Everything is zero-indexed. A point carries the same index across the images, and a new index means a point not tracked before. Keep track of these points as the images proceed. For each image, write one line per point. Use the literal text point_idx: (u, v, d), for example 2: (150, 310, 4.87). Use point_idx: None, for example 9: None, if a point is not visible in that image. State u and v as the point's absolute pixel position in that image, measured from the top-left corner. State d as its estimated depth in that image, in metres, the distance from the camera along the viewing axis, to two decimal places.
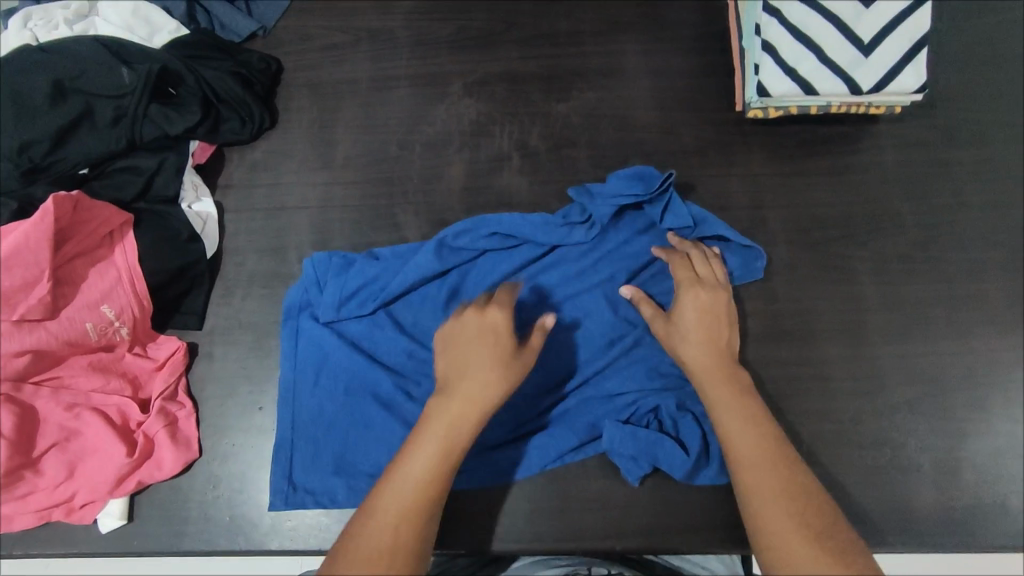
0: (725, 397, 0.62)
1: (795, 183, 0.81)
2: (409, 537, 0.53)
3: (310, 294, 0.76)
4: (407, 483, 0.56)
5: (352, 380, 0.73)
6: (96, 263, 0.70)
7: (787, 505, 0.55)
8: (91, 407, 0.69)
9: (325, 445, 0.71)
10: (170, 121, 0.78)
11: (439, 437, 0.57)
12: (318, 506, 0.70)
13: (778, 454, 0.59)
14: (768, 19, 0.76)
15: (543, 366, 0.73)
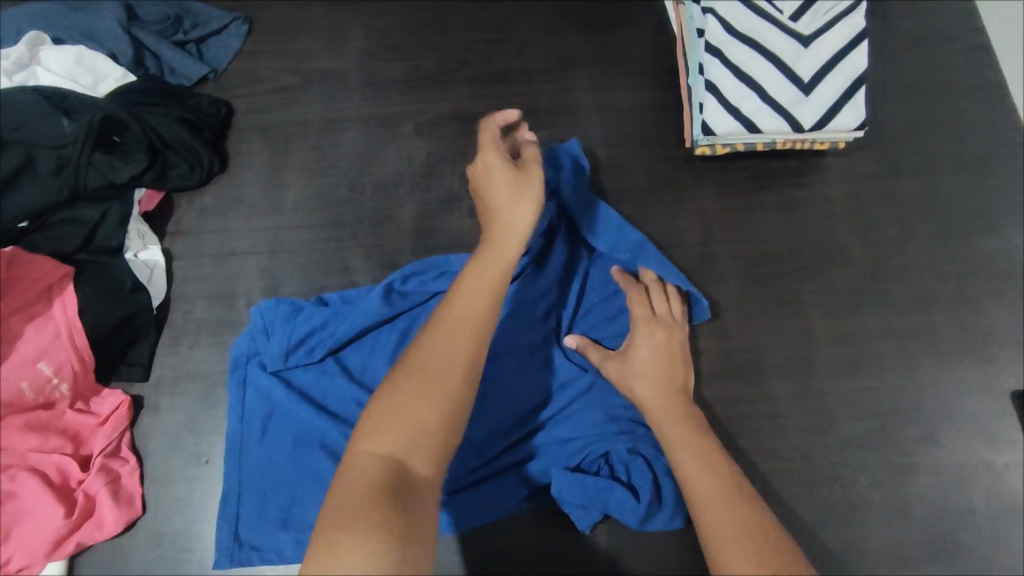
0: (682, 436, 0.60)
1: (744, 218, 0.82)
2: (451, 402, 0.48)
3: (258, 341, 0.75)
4: (461, 305, 0.53)
5: (300, 431, 0.72)
6: (34, 319, 0.70)
7: (745, 541, 0.48)
8: (28, 467, 0.67)
9: (272, 499, 0.70)
10: (114, 169, 0.77)
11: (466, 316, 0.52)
12: (265, 563, 0.69)
13: (735, 488, 0.54)
14: (710, 59, 0.77)
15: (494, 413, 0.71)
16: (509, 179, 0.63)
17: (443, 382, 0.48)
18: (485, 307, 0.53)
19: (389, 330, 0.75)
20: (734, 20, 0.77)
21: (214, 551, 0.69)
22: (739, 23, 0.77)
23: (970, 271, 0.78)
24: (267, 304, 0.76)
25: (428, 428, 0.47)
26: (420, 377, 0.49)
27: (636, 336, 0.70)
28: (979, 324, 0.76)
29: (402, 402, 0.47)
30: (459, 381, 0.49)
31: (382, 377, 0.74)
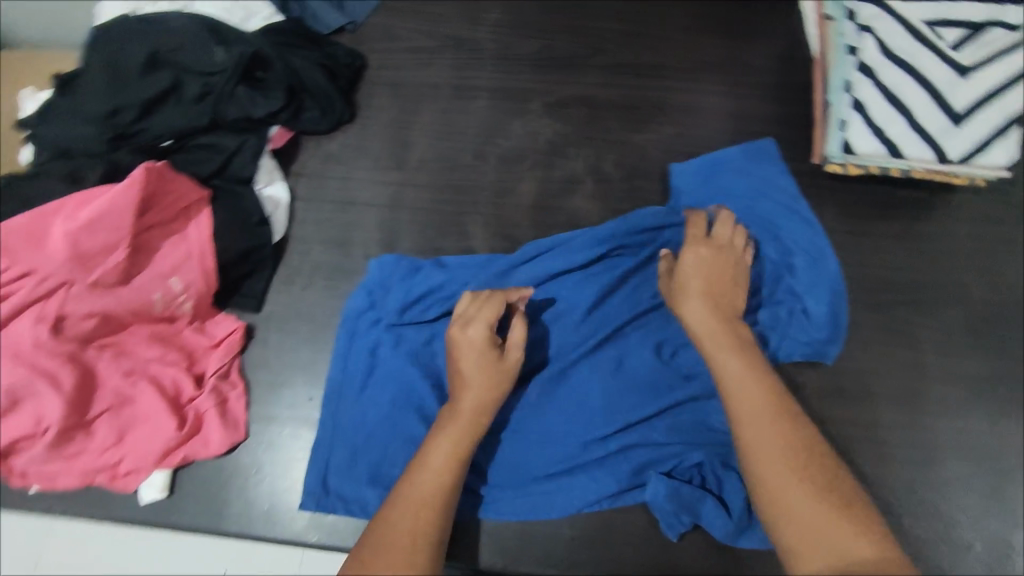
0: (727, 346, 0.63)
1: (866, 242, 0.81)
2: (422, 527, 0.54)
3: (371, 293, 0.76)
4: (418, 488, 0.57)
5: (400, 391, 0.72)
6: (171, 236, 0.71)
7: (785, 450, 0.55)
8: (148, 376, 0.69)
9: (363, 453, 0.71)
10: (255, 104, 0.78)
11: (422, 490, 0.57)
12: (348, 513, 0.70)
13: (787, 421, 0.57)
14: (860, 78, 0.76)
15: (588, 407, 0.73)
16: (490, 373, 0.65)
17: (414, 515, 0.55)
18: (441, 490, 0.58)
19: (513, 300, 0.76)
20: (893, 41, 0.76)
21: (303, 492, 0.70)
22: (898, 44, 0.76)
23: None
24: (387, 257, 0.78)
25: (410, 538, 0.53)
26: (393, 517, 0.55)
27: (685, 267, 0.70)
28: None
29: (377, 545, 0.52)
30: (427, 509, 0.56)
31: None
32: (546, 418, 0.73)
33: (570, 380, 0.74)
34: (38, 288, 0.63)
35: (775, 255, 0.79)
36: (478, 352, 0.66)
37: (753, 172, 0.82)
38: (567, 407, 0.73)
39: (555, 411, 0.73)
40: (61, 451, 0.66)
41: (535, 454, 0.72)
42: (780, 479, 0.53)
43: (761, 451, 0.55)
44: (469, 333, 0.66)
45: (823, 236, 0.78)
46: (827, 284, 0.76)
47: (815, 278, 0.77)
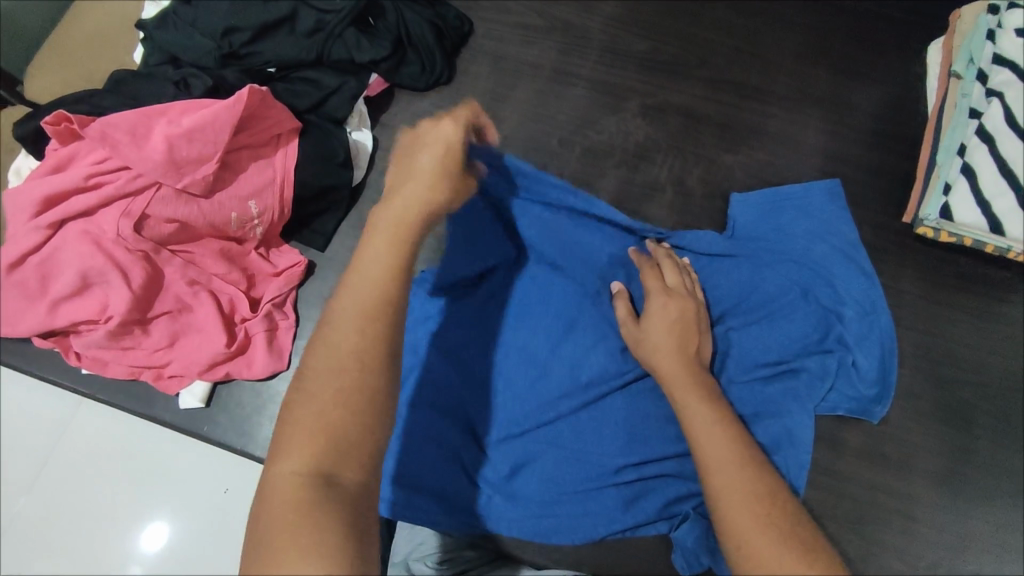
0: (689, 397, 0.61)
1: (942, 313, 0.78)
2: (369, 347, 0.42)
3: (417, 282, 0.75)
4: (355, 287, 0.44)
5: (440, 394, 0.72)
6: (258, 159, 0.72)
7: (751, 503, 0.50)
8: (210, 289, 0.72)
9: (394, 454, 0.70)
10: (360, 49, 0.79)
11: (355, 298, 0.43)
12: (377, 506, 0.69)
13: (755, 471, 0.53)
14: (977, 142, 0.73)
15: (627, 430, 0.70)
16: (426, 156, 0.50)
17: (351, 332, 0.42)
18: (391, 286, 0.44)
19: (561, 300, 0.75)
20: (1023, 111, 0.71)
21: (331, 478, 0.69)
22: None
23: None
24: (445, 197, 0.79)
25: (350, 366, 0.42)
26: (328, 358, 0.42)
27: (653, 308, 0.68)
28: None
29: (315, 379, 0.41)
30: (370, 321, 0.43)
31: (539, 358, 0.73)
32: (586, 440, 0.71)
33: (606, 404, 0.71)
34: (129, 185, 0.65)
35: (828, 302, 0.75)
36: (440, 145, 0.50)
37: (819, 214, 0.80)
38: (604, 433, 0.71)
39: (593, 432, 0.71)
40: (117, 342, 0.69)
41: (567, 479, 0.70)
42: (746, 532, 0.49)
43: (727, 499, 0.51)
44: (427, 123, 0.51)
45: (879, 289, 0.76)
46: (878, 339, 0.74)
47: (870, 336, 0.74)
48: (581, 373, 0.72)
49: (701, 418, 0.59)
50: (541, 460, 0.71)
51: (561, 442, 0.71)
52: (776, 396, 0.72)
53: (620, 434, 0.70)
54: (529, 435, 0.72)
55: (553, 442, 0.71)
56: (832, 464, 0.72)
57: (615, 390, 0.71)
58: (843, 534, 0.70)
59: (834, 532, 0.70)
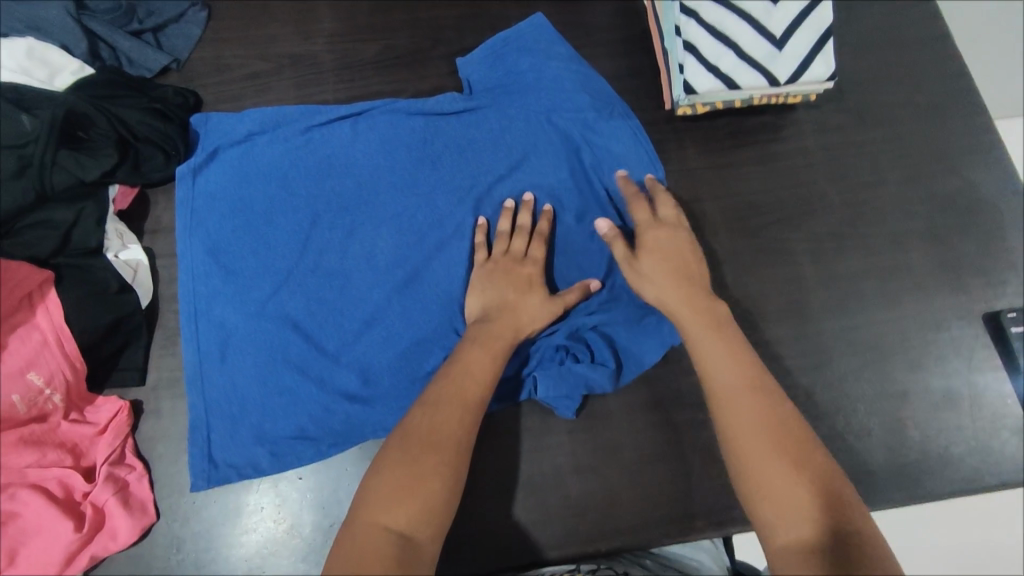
0: (707, 324, 0.66)
1: (726, 174, 0.84)
2: (461, 433, 0.60)
3: (193, 262, 0.76)
4: (457, 389, 0.63)
5: (261, 350, 0.73)
6: (17, 328, 0.65)
7: (764, 427, 0.58)
8: (28, 484, 0.64)
9: (241, 419, 0.71)
10: (83, 166, 0.72)
11: (452, 398, 0.62)
12: (243, 478, 0.70)
13: (764, 393, 0.61)
14: (686, 20, 0.78)
15: (439, 294, 0.75)
16: (531, 297, 0.71)
17: (449, 420, 0.60)
18: (479, 392, 0.63)
19: (337, 210, 0.78)
20: None
21: (191, 476, 0.69)
22: None
23: (938, 207, 0.83)
24: (185, 177, 0.78)
25: (446, 444, 0.59)
26: (422, 441, 0.59)
27: (647, 240, 0.72)
28: (950, 257, 0.81)
29: (414, 446, 0.58)
30: (464, 411, 0.61)
31: (337, 269, 0.76)
32: (410, 317, 0.75)
33: (420, 276, 0.76)
34: None
35: (571, 112, 0.82)
36: (523, 279, 0.72)
37: (535, 45, 0.85)
38: (429, 306, 0.75)
39: (416, 309, 0.75)
40: None
41: (413, 362, 0.73)
42: (759, 459, 0.57)
43: (741, 425, 0.59)
44: (518, 265, 0.72)
45: (602, 83, 0.84)
46: (625, 127, 0.82)
47: (623, 126, 0.82)
48: (381, 264, 0.76)
49: (725, 332, 0.66)
50: (380, 359, 0.74)
51: (390, 329, 0.74)
52: (565, 222, 0.79)
53: (446, 304, 0.75)
54: (361, 338, 0.74)
55: (385, 335, 0.74)
56: None
57: (420, 263, 0.76)
58: None
59: None
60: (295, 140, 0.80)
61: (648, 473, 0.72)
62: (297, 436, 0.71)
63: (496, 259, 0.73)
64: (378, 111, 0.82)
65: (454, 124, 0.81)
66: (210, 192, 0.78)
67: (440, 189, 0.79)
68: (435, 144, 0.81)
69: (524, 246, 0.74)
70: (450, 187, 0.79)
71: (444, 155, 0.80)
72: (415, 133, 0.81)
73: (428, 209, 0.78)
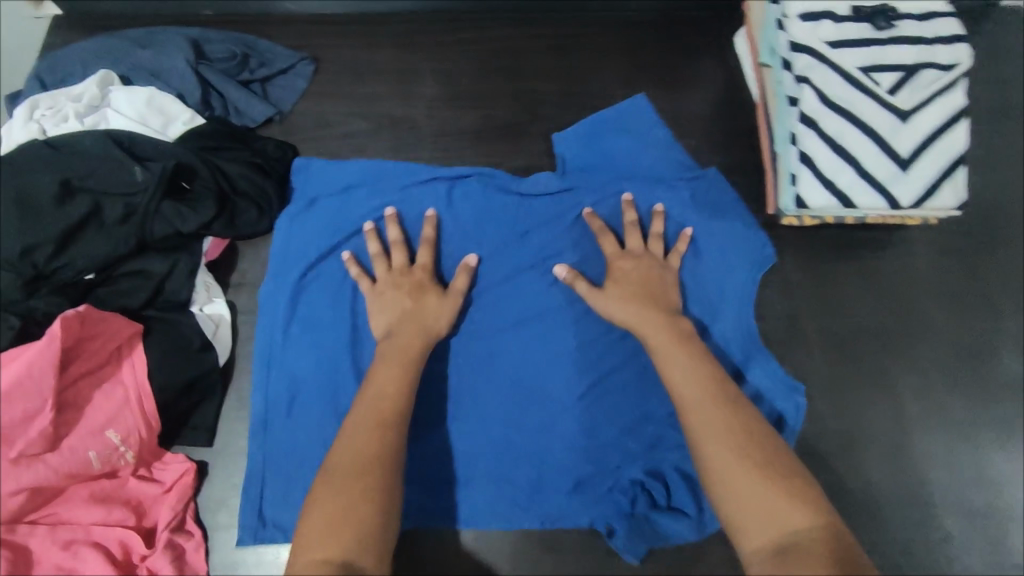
0: (671, 348, 0.66)
1: (828, 291, 0.80)
2: (382, 455, 0.58)
3: (274, 317, 0.75)
4: (364, 415, 0.62)
5: (326, 408, 0.72)
6: (103, 382, 0.65)
7: (730, 438, 0.57)
8: (91, 542, 0.63)
9: (296, 479, 0.70)
10: (183, 217, 0.72)
11: (365, 419, 0.61)
12: (287, 540, 0.69)
13: (727, 406, 0.60)
14: (805, 129, 0.75)
15: (516, 380, 0.76)
16: None
17: (368, 443, 0.59)
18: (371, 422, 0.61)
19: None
20: (832, 90, 0.75)
21: (239, 528, 0.69)
22: (836, 93, 0.75)
23: None
24: (282, 228, 0.79)
25: (361, 458, 0.58)
26: (340, 463, 0.58)
27: (614, 270, 0.73)
28: None
29: (336, 471, 0.57)
30: (383, 430, 0.60)
31: None
32: (485, 406, 0.75)
33: (498, 359, 0.76)
34: None
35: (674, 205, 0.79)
36: (436, 314, 0.71)
37: (647, 127, 0.83)
38: (506, 397, 0.75)
39: (494, 398, 0.75)
40: None
41: (485, 455, 0.74)
42: (725, 464, 0.56)
43: (703, 431, 0.58)
44: (432, 297, 0.72)
45: (714, 178, 0.81)
46: (731, 227, 0.79)
47: (726, 225, 0.79)
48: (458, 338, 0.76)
49: (688, 350, 0.66)
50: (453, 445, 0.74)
51: (465, 415, 0.75)
52: None
53: (523, 397, 0.75)
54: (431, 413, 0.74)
55: (460, 418, 0.75)
56: None
57: (500, 348, 0.76)
58: None
59: None
60: (391, 195, 0.79)
61: None
62: None
63: None
64: (478, 178, 0.80)
65: (553, 200, 0.80)
66: (303, 239, 0.78)
67: (531, 267, 0.78)
68: (529, 219, 0.80)
69: None
70: (540, 265, 0.78)
71: (537, 231, 0.79)
72: (510, 203, 0.80)
73: (513, 284, 0.78)
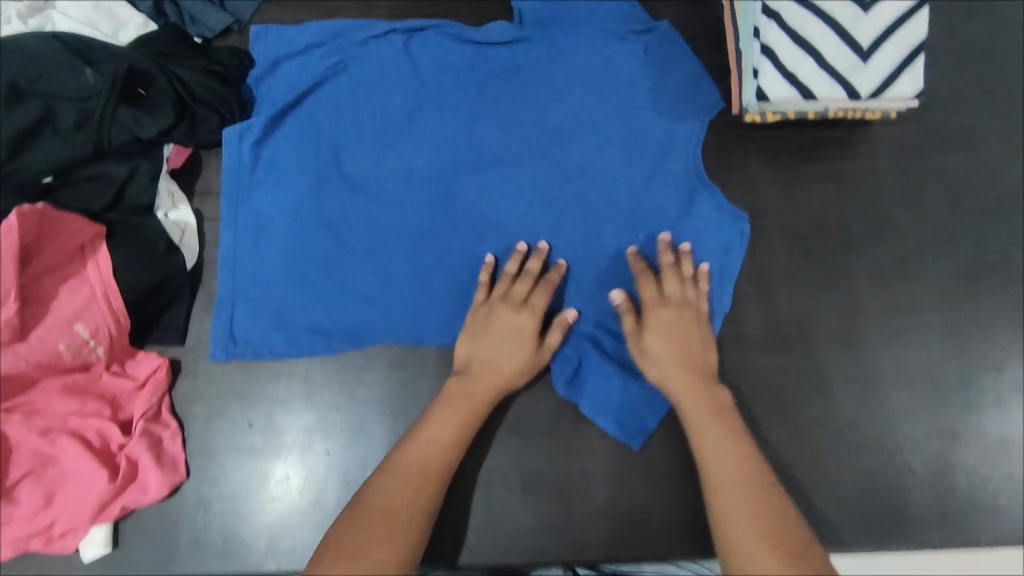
0: (660, 336, 0.71)
1: (793, 188, 0.80)
2: (433, 469, 0.64)
3: (237, 158, 0.78)
4: (421, 457, 0.65)
5: (292, 239, 0.76)
6: (68, 279, 0.67)
7: (728, 441, 0.66)
8: (68, 431, 0.66)
9: (265, 305, 0.75)
10: (141, 124, 0.72)
11: (411, 471, 0.64)
12: (258, 359, 0.74)
13: (725, 417, 0.67)
14: (767, 22, 0.74)
15: (471, 221, 0.79)
16: (514, 349, 0.71)
17: (404, 489, 0.62)
18: (428, 489, 0.63)
19: (381, 122, 0.81)
20: None
21: (211, 345, 0.73)
22: None
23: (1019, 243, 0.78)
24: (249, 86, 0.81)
25: (397, 510, 0.61)
26: (378, 513, 0.61)
27: (651, 317, 0.71)
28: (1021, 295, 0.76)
29: (376, 513, 0.61)
30: (422, 481, 0.63)
31: (375, 176, 0.79)
32: (441, 237, 0.78)
33: (457, 196, 0.79)
34: None
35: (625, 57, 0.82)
36: (517, 332, 0.71)
37: None
38: (460, 227, 0.78)
39: (450, 229, 0.78)
40: None
41: (441, 285, 0.77)
42: (722, 478, 0.63)
43: (705, 440, 0.66)
44: (513, 311, 0.72)
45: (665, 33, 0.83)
46: (677, 80, 0.83)
47: (672, 77, 0.82)
48: (416, 178, 0.79)
49: (682, 337, 0.71)
50: (404, 273, 0.76)
51: (421, 240, 0.78)
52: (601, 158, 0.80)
53: (483, 226, 0.78)
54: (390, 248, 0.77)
55: (413, 246, 0.77)
56: (743, 362, 0.74)
57: (456, 186, 0.79)
58: (769, 420, 0.73)
59: (765, 422, 0.73)
60: (350, 47, 0.82)
61: (678, 488, 0.71)
62: (315, 330, 0.75)
63: (493, 302, 0.73)
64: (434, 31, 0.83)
65: (505, 50, 0.83)
66: (267, 94, 0.81)
67: (489, 114, 0.81)
68: (484, 70, 0.82)
69: (524, 292, 0.74)
70: (494, 112, 0.81)
71: (491, 84, 0.82)
72: (465, 57, 0.83)
73: (471, 129, 0.81)
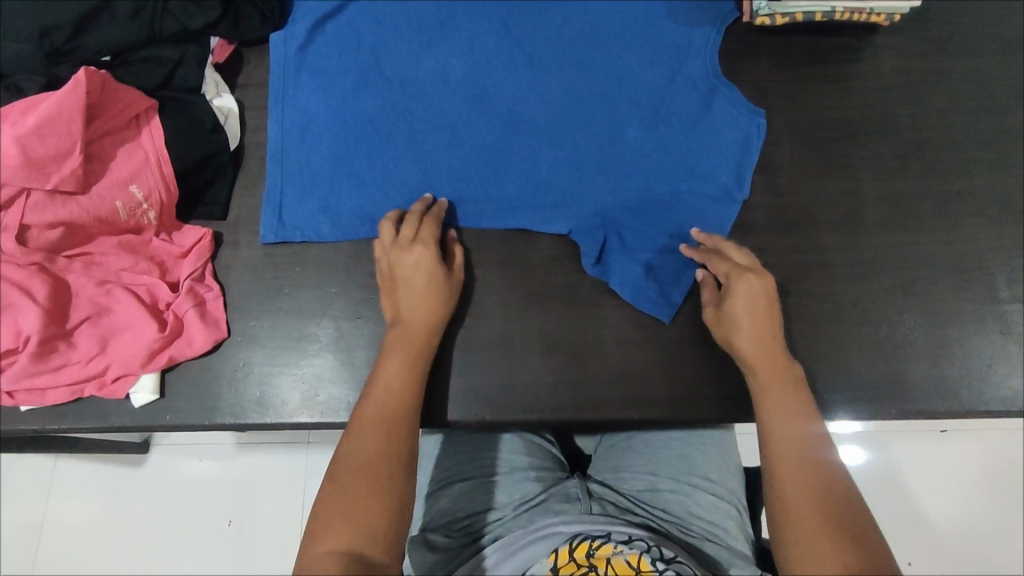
0: (745, 311, 0.70)
1: (799, 90, 0.84)
2: (391, 425, 0.65)
3: (284, 59, 0.83)
4: (377, 411, 0.66)
5: (337, 133, 0.81)
6: (125, 143, 0.72)
7: (800, 427, 0.65)
8: (122, 285, 0.71)
9: (311, 191, 0.79)
10: (190, 15, 0.77)
11: (371, 425, 0.65)
12: (305, 240, 0.78)
13: (800, 401, 0.66)
14: None
15: (501, 119, 0.82)
16: (431, 285, 0.72)
17: (371, 444, 0.64)
18: (396, 447, 0.64)
19: (418, 27, 0.85)
20: None
21: (262, 228, 0.78)
22: None
23: (1011, 141, 0.82)
24: None
25: (366, 472, 0.62)
26: (346, 472, 0.63)
27: (736, 291, 0.71)
28: (1014, 188, 0.81)
29: (343, 479, 0.62)
30: (385, 432, 0.65)
31: (413, 77, 0.84)
32: (476, 135, 0.82)
33: (490, 96, 0.83)
34: None
35: None
36: (419, 268, 0.72)
37: None
38: (494, 124, 0.82)
39: (484, 126, 0.82)
40: (46, 365, 0.68)
41: (477, 178, 0.81)
42: (793, 463, 0.63)
43: (780, 421, 0.65)
44: (406, 252, 0.72)
45: None
46: None
47: None
48: (452, 80, 0.84)
49: (766, 316, 0.70)
50: (442, 165, 0.81)
51: (458, 136, 0.82)
52: (623, 65, 0.84)
53: (513, 122, 0.82)
54: (427, 142, 0.81)
55: (450, 141, 0.82)
56: (751, 243, 0.79)
57: (490, 87, 0.84)
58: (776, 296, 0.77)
59: None
60: None
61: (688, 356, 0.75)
62: (358, 214, 0.79)
63: (388, 251, 0.73)
64: None
65: None
66: None
67: (519, 22, 0.86)
68: None
69: (411, 231, 0.74)
70: (524, 21, 0.86)
71: None
72: None
73: (502, 35, 0.85)
